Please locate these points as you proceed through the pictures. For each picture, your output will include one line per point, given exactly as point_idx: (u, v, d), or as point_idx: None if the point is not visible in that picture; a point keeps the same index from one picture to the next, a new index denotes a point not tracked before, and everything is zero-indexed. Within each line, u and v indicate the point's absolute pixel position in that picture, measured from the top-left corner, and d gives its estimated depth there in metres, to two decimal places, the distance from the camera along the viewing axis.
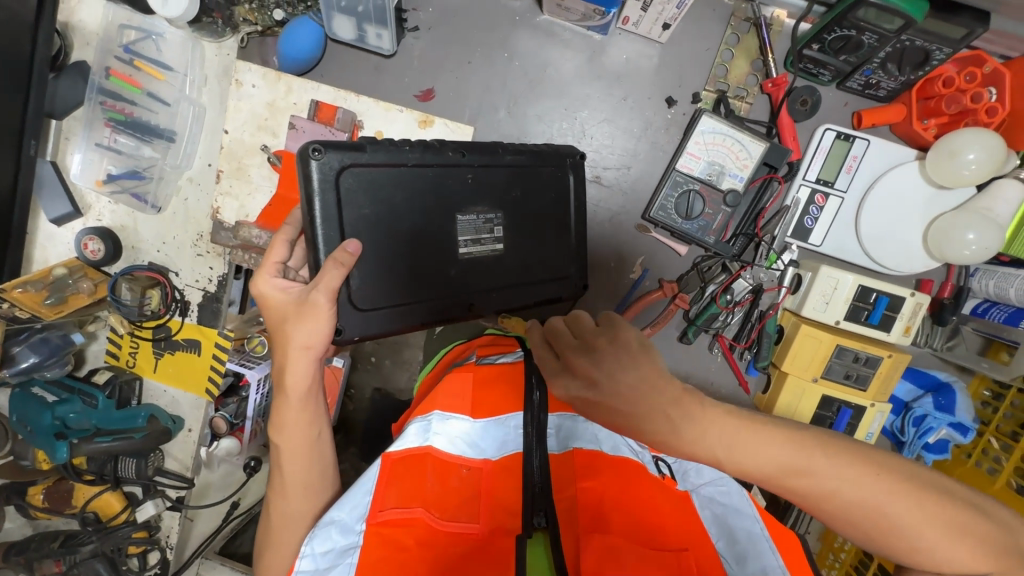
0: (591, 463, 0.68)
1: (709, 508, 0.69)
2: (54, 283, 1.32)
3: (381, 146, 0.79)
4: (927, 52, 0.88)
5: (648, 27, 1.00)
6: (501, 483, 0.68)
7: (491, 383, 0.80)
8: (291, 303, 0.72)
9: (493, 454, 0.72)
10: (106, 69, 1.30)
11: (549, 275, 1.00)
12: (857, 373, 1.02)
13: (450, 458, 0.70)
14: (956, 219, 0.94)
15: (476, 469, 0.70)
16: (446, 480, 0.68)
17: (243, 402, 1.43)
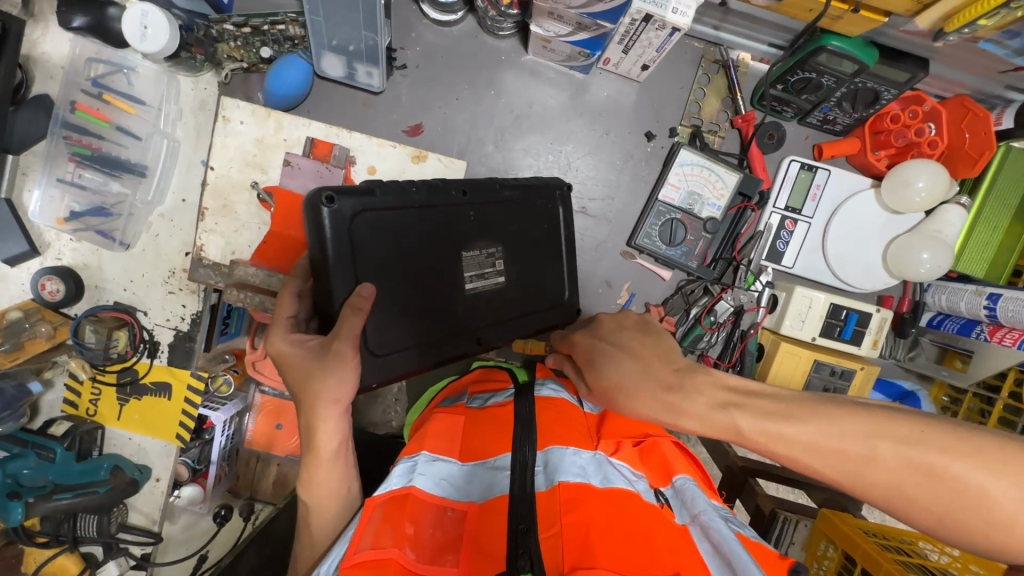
0: (580, 497, 0.66)
1: (709, 540, 0.65)
2: (9, 328, 1.24)
3: (389, 190, 0.82)
4: (877, 92, 0.97)
5: (628, 68, 1.06)
6: (481, 525, 0.65)
7: (480, 426, 0.82)
8: (313, 358, 0.73)
9: (478, 497, 0.70)
10: (72, 103, 1.25)
11: (545, 303, 1.03)
12: (834, 387, 1.08)
13: (430, 500, 0.69)
14: (912, 241, 1.04)
15: (461, 512, 0.68)
16: (424, 526, 0.66)
17: (207, 446, 1.44)
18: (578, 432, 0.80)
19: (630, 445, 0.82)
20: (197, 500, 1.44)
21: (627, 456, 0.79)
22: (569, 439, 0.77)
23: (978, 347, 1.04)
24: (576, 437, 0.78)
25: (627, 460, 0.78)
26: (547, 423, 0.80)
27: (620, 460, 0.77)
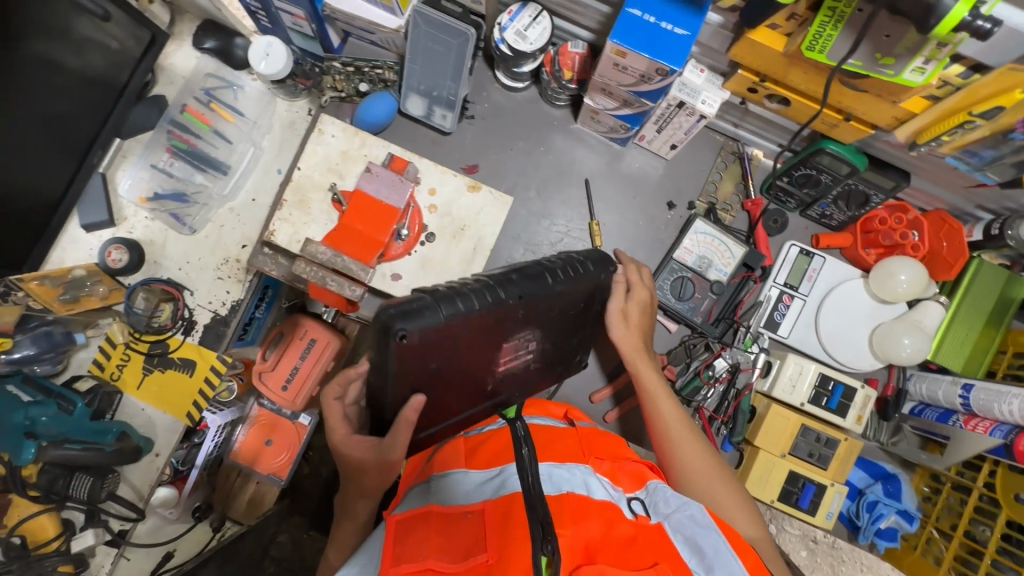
0: (582, 507, 0.75)
1: (680, 532, 0.75)
2: (71, 283, 1.37)
3: (455, 309, 0.84)
4: (867, 196, 1.14)
5: (659, 146, 1.25)
6: (498, 518, 0.73)
7: (481, 448, 0.93)
8: (368, 456, 0.87)
9: (492, 495, 0.79)
10: (182, 106, 1.45)
11: (559, 366, 1.16)
12: (819, 453, 1.17)
13: (451, 510, 0.79)
14: (894, 327, 1.16)
15: (477, 512, 0.77)
16: (452, 528, 0.75)
17: (192, 450, 1.58)
18: (569, 451, 0.90)
19: (609, 463, 0.92)
20: (169, 503, 1.53)
21: (608, 471, 0.90)
22: (564, 456, 0.88)
23: (954, 435, 1.12)
24: (570, 455, 0.89)
25: (608, 474, 0.88)
26: (544, 445, 0.91)
27: (604, 476, 0.87)
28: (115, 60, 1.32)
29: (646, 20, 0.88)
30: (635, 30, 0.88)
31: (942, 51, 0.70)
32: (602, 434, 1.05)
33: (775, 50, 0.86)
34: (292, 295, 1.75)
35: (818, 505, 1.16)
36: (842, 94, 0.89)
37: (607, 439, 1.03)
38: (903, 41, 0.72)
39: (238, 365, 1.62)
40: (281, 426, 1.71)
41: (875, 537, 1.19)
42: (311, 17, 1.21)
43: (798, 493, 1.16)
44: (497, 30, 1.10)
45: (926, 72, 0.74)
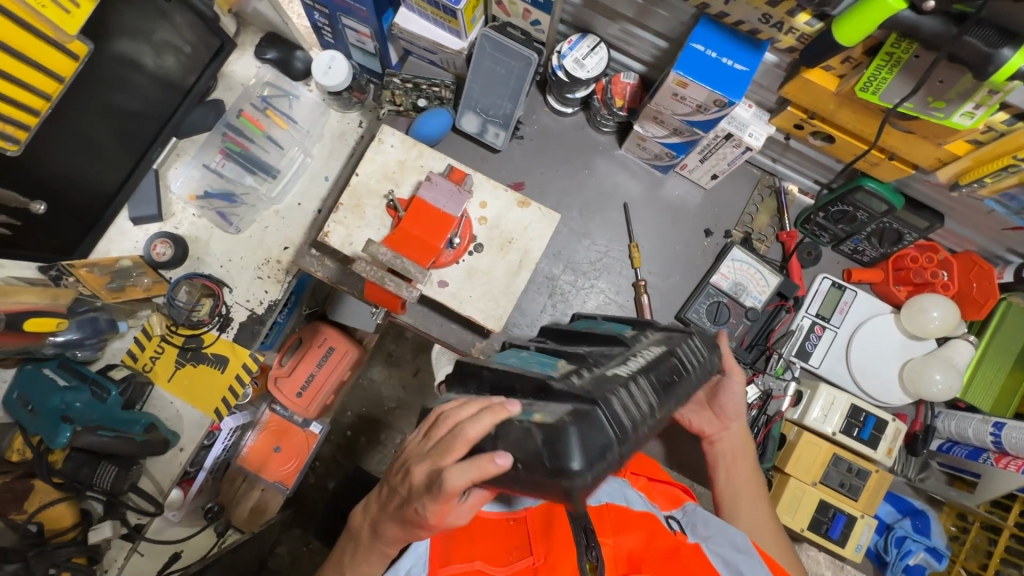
0: (624, 519, 0.78)
1: (718, 556, 0.77)
2: (118, 272, 1.41)
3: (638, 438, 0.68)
4: (901, 234, 1.19)
5: (700, 175, 1.30)
6: (542, 525, 0.75)
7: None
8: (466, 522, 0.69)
9: (533, 503, 0.80)
10: (239, 111, 1.51)
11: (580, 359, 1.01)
12: (850, 483, 1.18)
13: (495, 518, 0.79)
14: (926, 363, 1.19)
15: (521, 519, 0.79)
16: (497, 535, 0.77)
17: (203, 452, 1.54)
18: None
19: (646, 479, 0.93)
20: (176, 505, 1.49)
21: (643, 487, 0.91)
22: None
23: (987, 472, 1.14)
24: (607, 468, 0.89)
25: (644, 490, 0.90)
26: None
27: (641, 491, 0.89)
28: (185, 63, 1.39)
29: (708, 55, 0.94)
30: (697, 64, 0.94)
31: (993, 97, 0.75)
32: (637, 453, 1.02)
33: (828, 90, 0.92)
34: (315, 301, 1.74)
35: (848, 536, 1.16)
36: (889, 134, 0.94)
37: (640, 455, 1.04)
38: (955, 87, 0.77)
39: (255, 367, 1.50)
40: (292, 432, 1.71)
41: (903, 573, 1.18)
42: (376, 36, 1.30)
43: (828, 524, 1.17)
44: (557, 57, 1.17)
45: (974, 117, 0.80)
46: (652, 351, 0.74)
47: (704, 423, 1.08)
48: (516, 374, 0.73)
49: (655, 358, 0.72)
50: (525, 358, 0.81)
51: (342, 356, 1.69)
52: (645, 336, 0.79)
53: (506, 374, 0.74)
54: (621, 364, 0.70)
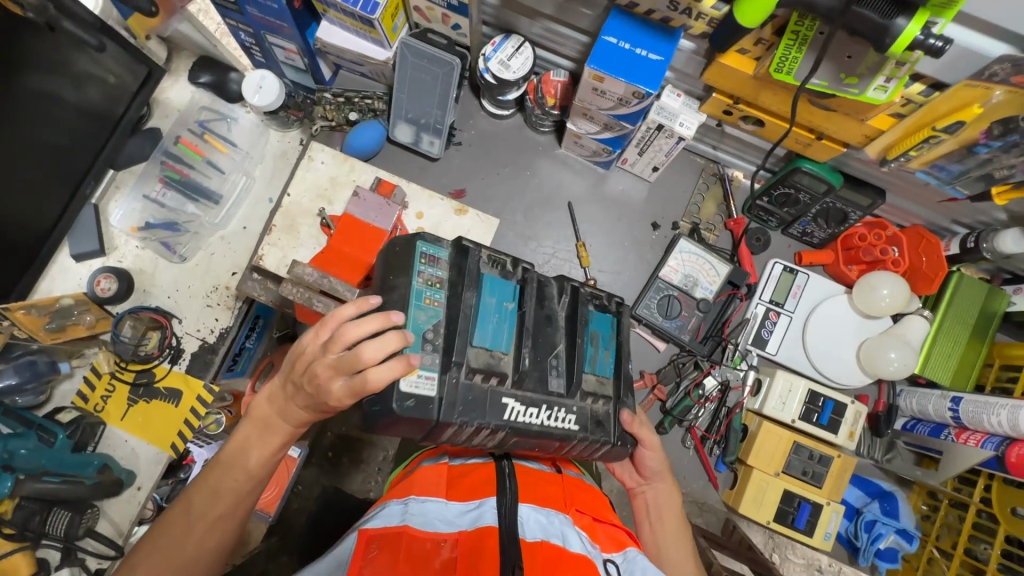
0: (556, 559, 0.68)
1: None
2: (58, 311, 1.35)
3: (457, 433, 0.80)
4: (846, 213, 1.17)
5: (641, 168, 1.28)
6: (470, 552, 0.69)
7: (463, 477, 0.85)
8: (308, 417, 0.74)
9: (468, 525, 0.74)
10: (177, 138, 1.46)
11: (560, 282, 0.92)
12: (813, 471, 1.16)
13: (427, 536, 0.71)
14: (881, 341, 1.17)
15: (454, 542, 0.72)
16: (421, 559, 0.68)
17: (178, 485, 1.48)
18: (550, 495, 0.83)
19: (591, 518, 0.83)
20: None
21: (587, 525, 0.81)
22: (546, 499, 0.81)
23: (947, 448, 1.12)
24: (551, 501, 0.81)
25: (586, 529, 0.79)
26: (528, 483, 0.83)
27: (583, 529, 0.78)
28: (111, 95, 1.35)
29: (621, 47, 0.92)
30: (611, 57, 0.92)
31: (902, 69, 0.74)
32: (588, 488, 0.92)
33: (746, 73, 0.90)
34: (285, 324, 1.66)
35: (815, 524, 1.13)
36: (811, 113, 0.92)
37: (592, 490, 0.93)
38: (864, 61, 0.75)
39: (228, 399, 1.56)
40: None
41: (874, 557, 1.17)
42: (302, 52, 1.27)
43: (793, 513, 1.14)
44: (482, 60, 1.15)
45: (888, 91, 0.77)
46: (563, 426, 0.81)
47: (623, 475, 0.96)
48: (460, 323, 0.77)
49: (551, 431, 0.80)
50: (499, 304, 0.81)
51: None
52: (580, 409, 0.84)
53: (460, 309, 0.77)
54: (515, 412, 0.78)
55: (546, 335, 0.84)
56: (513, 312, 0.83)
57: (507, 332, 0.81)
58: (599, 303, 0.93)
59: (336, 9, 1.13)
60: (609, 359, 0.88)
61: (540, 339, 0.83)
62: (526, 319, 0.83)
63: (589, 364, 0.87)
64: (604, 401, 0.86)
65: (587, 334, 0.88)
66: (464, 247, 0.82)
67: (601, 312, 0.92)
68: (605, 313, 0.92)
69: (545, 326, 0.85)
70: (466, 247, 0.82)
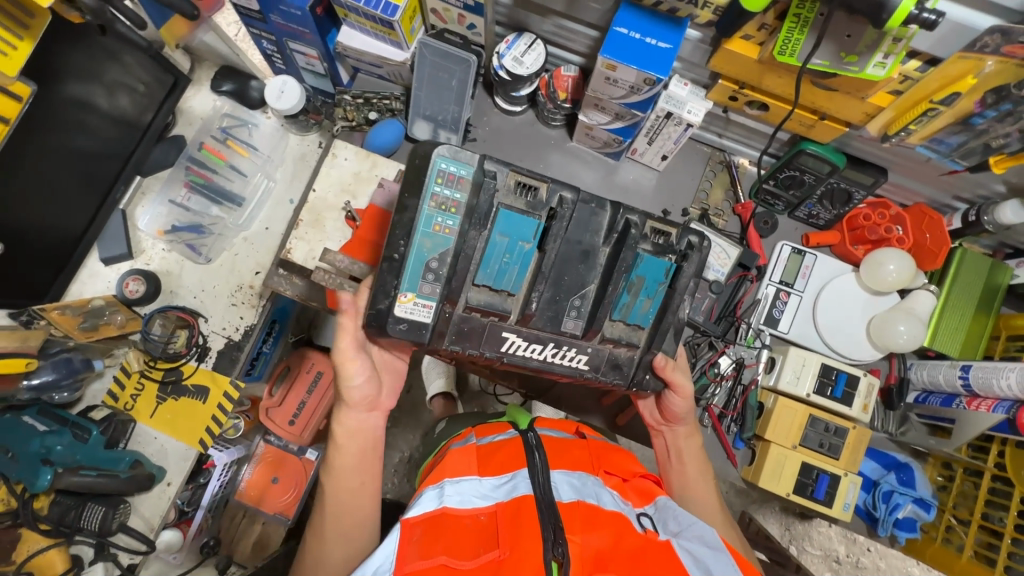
0: (592, 517, 0.74)
1: (689, 550, 0.72)
2: (90, 312, 1.40)
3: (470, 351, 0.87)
4: (851, 193, 1.21)
5: (650, 158, 1.33)
6: (511, 519, 0.73)
7: (493, 453, 0.87)
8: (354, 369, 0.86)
9: (504, 496, 0.77)
10: (200, 144, 1.51)
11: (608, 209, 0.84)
12: (830, 443, 1.19)
13: (466, 513, 0.76)
14: (890, 316, 1.21)
15: (491, 514, 0.76)
16: (466, 532, 0.73)
17: (197, 490, 1.52)
18: (578, 460, 0.87)
19: (620, 478, 0.87)
20: (174, 547, 1.43)
21: (616, 485, 0.85)
22: (575, 464, 0.85)
23: (959, 417, 1.15)
24: (580, 465, 0.86)
25: (616, 489, 0.84)
26: (555, 452, 0.87)
27: (613, 489, 0.83)
28: (140, 103, 1.42)
29: (632, 37, 0.97)
30: (623, 46, 0.97)
31: (899, 45, 0.80)
32: (613, 448, 0.97)
33: (750, 58, 0.95)
34: (299, 328, 1.75)
35: (834, 495, 1.16)
36: (815, 94, 0.97)
37: (619, 451, 0.97)
38: (863, 39, 0.80)
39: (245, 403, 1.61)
40: (287, 462, 1.65)
41: (894, 528, 1.19)
42: (323, 57, 1.33)
43: (812, 485, 1.17)
44: (496, 58, 1.21)
45: (887, 66, 0.82)
46: (568, 364, 0.87)
47: (646, 411, 1.03)
48: (466, 260, 0.79)
49: (556, 366, 0.87)
50: (513, 242, 0.80)
51: (330, 381, 1.66)
52: (596, 351, 0.87)
53: (466, 248, 0.79)
54: (518, 348, 0.84)
55: (576, 272, 0.84)
56: (529, 252, 0.81)
57: (516, 271, 0.81)
58: (659, 246, 0.86)
59: (357, 14, 1.19)
60: (649, 307, 0.87)
61: (566, 278, 0.83)
62: (543, 259, 0.82)
63: (620, 311, 0.86)
64: (627, 348, 0.88)
65: (627, 282, 0.84)
66: (493, 169, 0.79)
67: (655, 258, 0.85)
68: (662, 260, 0.85)
69: (577, 263, 0.83)
70: (498, 170, 0.80)
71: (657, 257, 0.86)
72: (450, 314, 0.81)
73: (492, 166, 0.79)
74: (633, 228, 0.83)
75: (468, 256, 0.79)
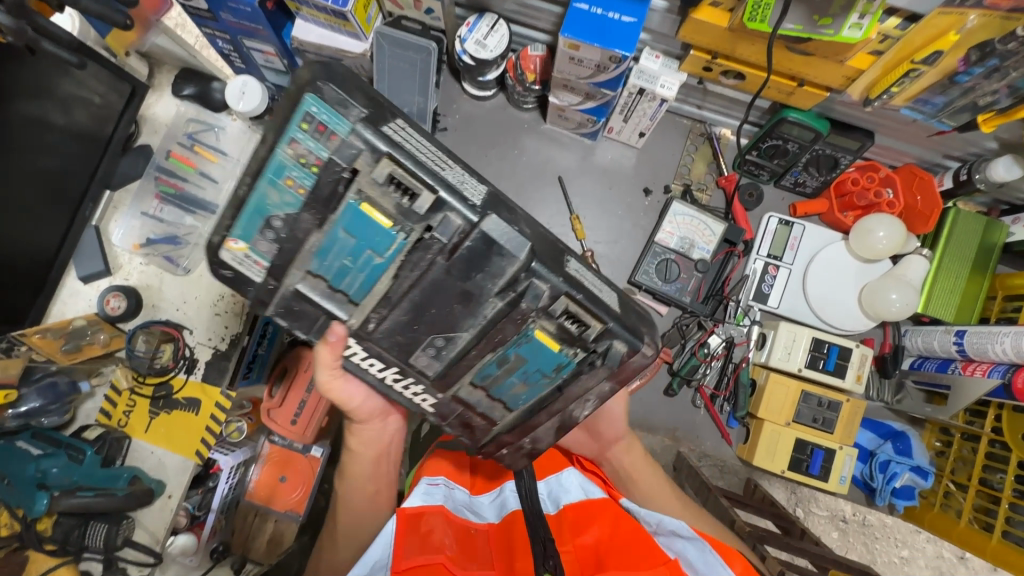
0: (583, 515, 0.73)
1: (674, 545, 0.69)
2: (72, 333, 1.36)
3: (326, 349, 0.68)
4: (836, 159, 1.16)
5: (628, 135, 1.28)
6: (503, 538, 0.72)
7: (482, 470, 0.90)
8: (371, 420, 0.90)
9: (495, 517, 0.78)
10: (168, 152, 1.51)
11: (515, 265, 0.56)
12: (823, 417, 1.18)
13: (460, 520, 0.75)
14: (881, 283, 1.18)
15: (483, 530, 0.75)
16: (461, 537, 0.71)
17: (208, 494, 1.46)
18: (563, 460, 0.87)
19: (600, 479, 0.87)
20: (190, 551, 1.40)
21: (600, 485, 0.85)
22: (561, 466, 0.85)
23: (955, 383, 1.12)
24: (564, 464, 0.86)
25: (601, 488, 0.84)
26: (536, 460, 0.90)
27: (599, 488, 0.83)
28: (98, 115, 1.34)
29: (593, 13, 0.93)
30: (584, 24, 0.92)
31: (874, 4, 0.75)
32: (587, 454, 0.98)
33: (721, 26, 0.90)
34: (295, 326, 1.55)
35: (829, 470, 1.15)
36: (791, 60, 0.92)
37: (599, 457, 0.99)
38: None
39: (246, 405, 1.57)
40: (296, 460, 1.57)
41: (892, 497, 1.21)
42: (281, 53, 1.28)
43: (807, 461, 1.16)
44: (458, 42, 1.15)
45: (863, 27, 0.77)
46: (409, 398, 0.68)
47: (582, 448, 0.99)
48: (295, 234, 0.56)
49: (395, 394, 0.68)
50: (360, 246, 0.55)
51: None
52: (445, 404, 0.68)
53: (300, 231, 0.56)
54: (354, 355, 0.65)
55: (449, 310, 0.59)
56: (376, 265, 0.56)
57: (357, 279, 0.57)
58: (571, 335, 0.61)
59: (309, 6, 1.14)
60: (522, 393, 0.65)
61: (430, 311, 0.59)
62: (392, 284, 0.57)
63: (484, 380, 0.64)
64: (482, 419, 0.69)
65: (496, 355, 0.62)
66: (369, 139, 0.51)
67: (549, 343, 0.61)
68: (560, 354, 0.62)
69: (449, 300, 0.58)
70: (377, 143, 0.52)
71: (554, 346, 0.61)
72: (275, 288, 0.60)
73: (370, 140, 0.52)
74: (538, 302, 0.58)
75: (302, 243, 0.56)
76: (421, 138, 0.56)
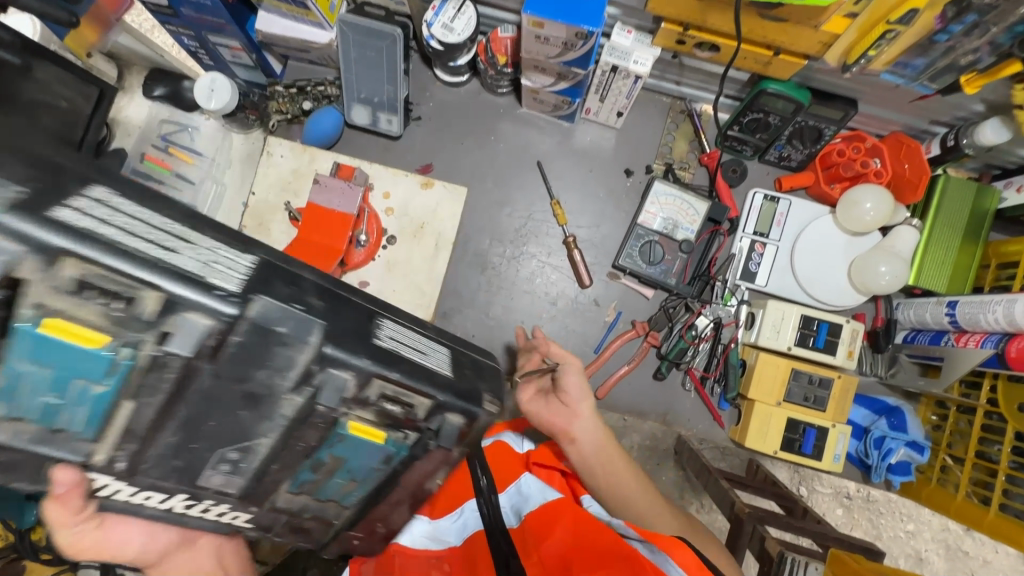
0: (546, 518, 0.68)
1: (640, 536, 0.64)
2: None
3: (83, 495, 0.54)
4: (820, 130, 1.12)
5: (606, 116, 1.24)
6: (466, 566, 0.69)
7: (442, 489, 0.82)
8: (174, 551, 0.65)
9: (457, 541, 0.74)
10: (140, 154, 1.35)
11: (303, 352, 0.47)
12: (815, 396, 1.15)
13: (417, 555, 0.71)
14: (870, 257, 1.15)
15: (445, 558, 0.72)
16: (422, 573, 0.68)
17: None
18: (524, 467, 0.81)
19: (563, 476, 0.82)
20: None
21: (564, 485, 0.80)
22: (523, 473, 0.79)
23: (947, 354, 1.09)
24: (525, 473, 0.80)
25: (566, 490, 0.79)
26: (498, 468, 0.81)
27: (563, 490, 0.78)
28: (68, 119, 1.19)
29: None
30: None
31: None
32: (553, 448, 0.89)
33: None
34: None
35: (823, 448, 1.13)
36: (766, 28, 0.88)
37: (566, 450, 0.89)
38: None
39: None
40: None
41: (888, 473, 1.19)
42: (247, 48, 1.25)
43: (800, 441, 1.14)
44: (425, 27, 1.12)
45: None
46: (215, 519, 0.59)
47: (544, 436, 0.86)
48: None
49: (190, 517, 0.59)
50: (65, 376, 0.43)
51: None
52: (259, 512, 0.60)
53: None
54: (116, 493, 0.53)
55: (225, 423, 0.49)
56: (102, 394, 0.44)
57: (80, 415, 0.45)
58: (393, 419, 0.53)
59: None
60: (350, 490, 0.59)
61: (206, 425, 0.49)
62: (131, 411, 0.46)
63: (300, 486, 0.57)
64: (315, 522, 0.63)
65: (308, 461, 0.54)
66: (27, 236, 0.38)
67: (370, 435, 0.53)
68: (384, 442, 0.54)
69: (232, 407, 0.48)
70: (50, 240, 0.39)
71: (373, 433, 0.53)
72: None
73: (25, 236, 0.38)
74: (334, 398, 0.49)
75: None
76: (125, 217, 0.44)
